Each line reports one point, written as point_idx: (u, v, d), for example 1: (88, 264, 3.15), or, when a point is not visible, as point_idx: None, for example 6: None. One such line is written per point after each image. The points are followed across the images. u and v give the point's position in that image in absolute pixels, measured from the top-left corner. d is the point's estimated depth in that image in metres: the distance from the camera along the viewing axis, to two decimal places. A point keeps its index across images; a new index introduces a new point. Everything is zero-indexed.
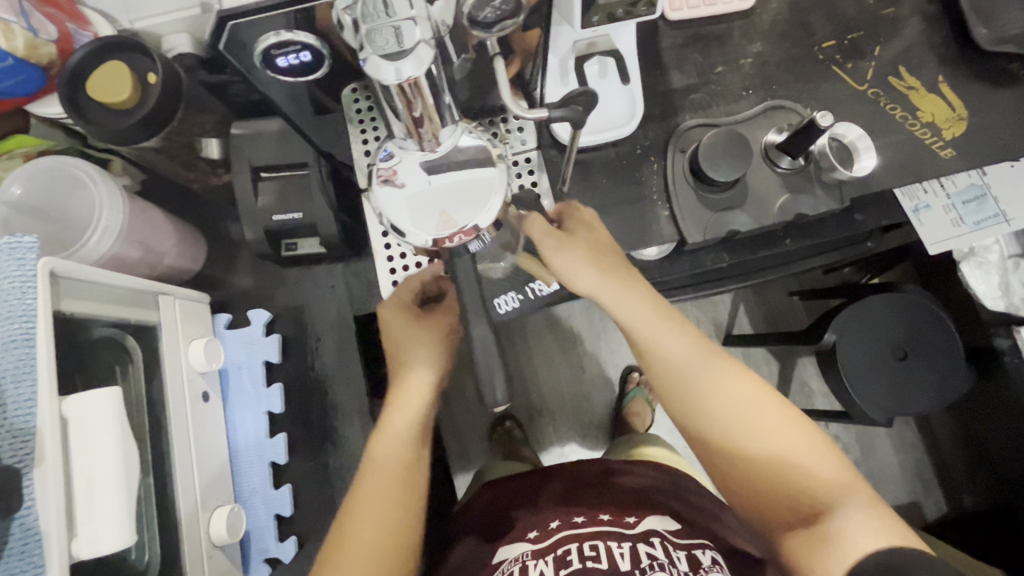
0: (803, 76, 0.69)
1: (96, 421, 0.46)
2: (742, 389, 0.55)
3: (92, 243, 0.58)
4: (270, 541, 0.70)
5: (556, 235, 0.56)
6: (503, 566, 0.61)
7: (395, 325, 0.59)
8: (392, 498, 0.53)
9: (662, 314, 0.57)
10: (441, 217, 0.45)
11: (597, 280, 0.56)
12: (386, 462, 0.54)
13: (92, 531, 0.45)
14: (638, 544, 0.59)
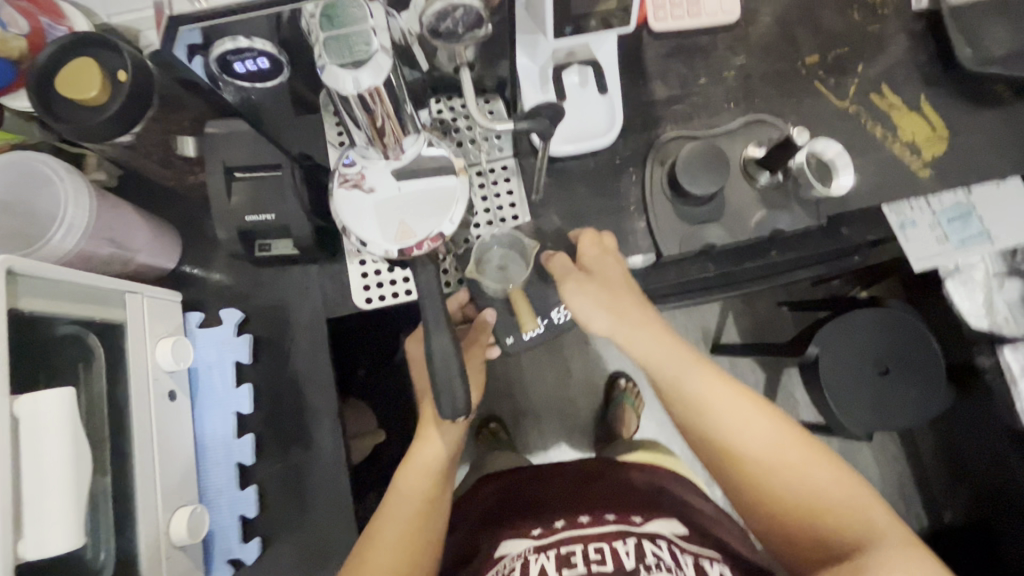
0: (787, 90, 0.69)
1: (48, 424, 0.40)
2: (767, 427, 0.58)
3: (59, 240, 0.51)
4: (234, 541, 0.61)
5: (568, 273, 0.59)
6: (504, 562, 0.61)
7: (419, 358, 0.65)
8: (410, 523, 0.57)
9: (688, 356, 0.60)
10: (401, 227, 0.46)
11: (617, 324, 0.58)
12: (413, 492, 0.59)
13: (38, 534, 0.39)
14: (644, 542, 0.58)
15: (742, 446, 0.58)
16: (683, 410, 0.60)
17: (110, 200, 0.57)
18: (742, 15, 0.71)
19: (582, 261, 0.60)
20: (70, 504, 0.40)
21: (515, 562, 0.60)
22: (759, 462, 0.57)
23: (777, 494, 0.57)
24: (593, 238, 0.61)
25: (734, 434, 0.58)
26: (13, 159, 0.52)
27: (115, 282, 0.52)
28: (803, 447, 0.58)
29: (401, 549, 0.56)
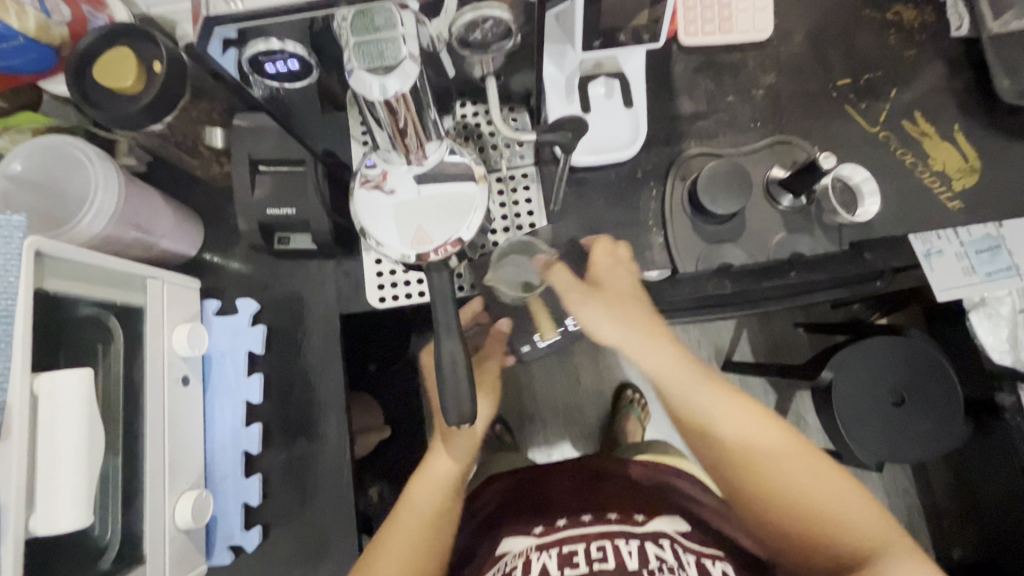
0: (816, 112, 0.68)
1: (65, 402, 0.41)
2: (770, 436, 0.61)
3: (86, 224, 0.52)
4: (235, 527, 0.62)
5: (580, 288, 0.62)
6: (505, 559, 0.60)
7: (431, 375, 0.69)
8: (420, 534, 0.59)
9: (694, 371, 0.64)
10: (417, 232, 0.46)
11: (628, 334, 0.63)
12: (423, 501, 0.61)
13: (48, 510, 0.40)
14: (647, 543, 0.56)
15: (746, 454, 0.60)
16: (688, 421, 0.64)
17: (137, 186, 0.58)
18: (775, 34, 0.70)
19: (592, 272, 0.63)
20: (81, 482, 0.41)
21: (516, 560, 0.58)
22: (762, 470, 0.59)
23: (778, 500, 0.58)
24: (608, 248, 0.63)
25: (739, 443, 0.61)
26: (50, 141, 0.53)
27: (136, 267, 0.53)
28: (803, 454, 0.60)
29: (414, 552, 0.57)
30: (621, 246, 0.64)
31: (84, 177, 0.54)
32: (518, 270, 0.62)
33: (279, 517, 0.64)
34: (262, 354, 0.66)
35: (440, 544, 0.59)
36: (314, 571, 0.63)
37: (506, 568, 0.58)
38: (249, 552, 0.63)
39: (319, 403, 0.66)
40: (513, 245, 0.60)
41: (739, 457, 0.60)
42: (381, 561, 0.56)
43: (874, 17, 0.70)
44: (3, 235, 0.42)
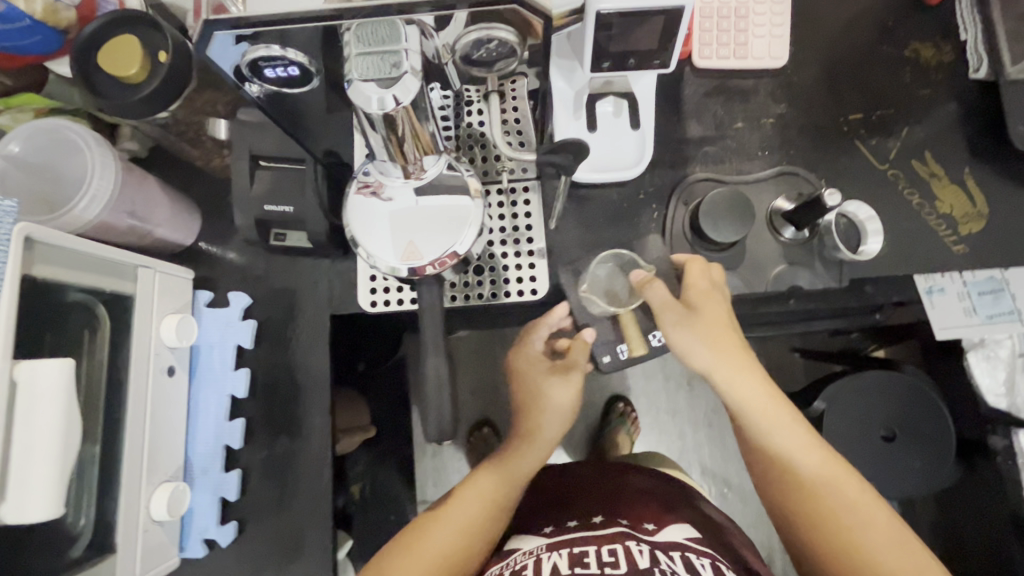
0: (825, 145, 0.67)
1: (44, 391, 0.41)
2: (845, 485, 0.57)
3: (80, 210, 0.52)
4: (210, 522, 0.62)
5: (676, 311, 0.59)
6: (514, 556, 0.60)
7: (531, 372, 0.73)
8: (468, 522, 0.61)
9: (779, 408, 0.60)
10: (407, 246, 0.46)
11: (717, 364, 0.59)
12: (491, 486, 0.65)
13: (21, 499, 0.40)
14: (658, 550, 0.56)
15: (817, 498, 0.56)
16: (766, 458, 0.60)
17: (136, 173, 0.58)
18: (789, 63, 0.69)
19: (687, 295, 0.60)
20: (55, 473, 0.41)
21: (527, 558, 0.59)
22: (829, 516, 0.56)
23: (836, 550, 0.55)
24: (705, 271, 0.61)
25: (812, 486, 0.57)
26: (53, 124, 0.53)
27: (128, 256, 0.53)
28: (875, 510, 0.56)
29: (465, 530, 0.60)
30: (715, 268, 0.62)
31: (82, 162, 0.54)
32: (619, 283, 0.63)
33: (255, 514, 0.63)
34: (251, 349, 0.65)
35: (486, 533, 0.62)
36: (287, 570, 0.63)
37: (516, 565, 0.58)
38: (223, 546, 0.62)
39: (304, 401, 0.66)
40: (606, 258, 0.63)
41: (808, 500, 0.57)
42: (433, 531, 0.60)
43: (892, 53, 0.69)
44: None
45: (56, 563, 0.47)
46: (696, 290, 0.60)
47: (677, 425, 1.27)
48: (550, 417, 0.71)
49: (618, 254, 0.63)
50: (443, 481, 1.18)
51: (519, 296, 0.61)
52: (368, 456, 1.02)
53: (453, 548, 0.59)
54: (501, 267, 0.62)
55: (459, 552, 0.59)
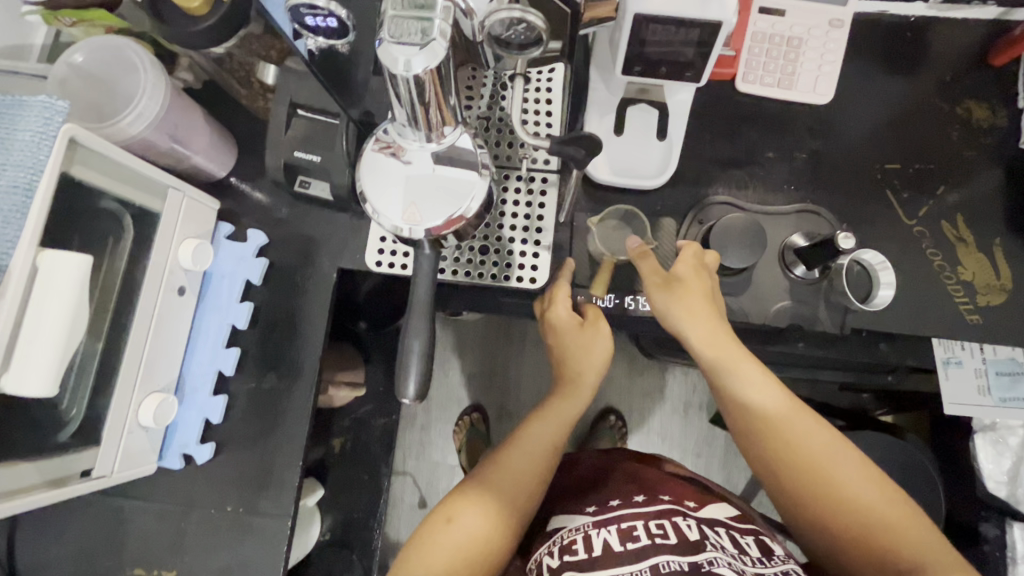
0: (854, 189, 0.66)
1: (61, 280, 0.44)
2: (826, 443, 0.57)
3: (127, 123, 0.56)
4: (191, 438, 0.65)
5: (663, 282, 0.59)
6: (562, 533, 0.68)
7: (565, 330, 0.65)
8: (495, 510, 0.61)
9: (766, 376, 0.59)
10: (410, 207, 0.47)
11: (699, 333, 0.58)
12: (534, 443, 0.66)
13: (20, 374, 0.43)
14: (704, 525, 0.63)
15: (802, 459, 0.57)
16: (754, 428, 0.59)
17: (184, 101, 0.62)
18: (834, 101, 0.68)
19: (674, 270, 0.60)
20: (55, 358, 0.44)
21: (574, 534, 0.66)
22: (814, 474, 0.56)
23: (823, 501, 0.56)
24: (695, 254, 0.60)
25: (795, 448, 0.57)
26: (114, 41, 0.56)
27: (161, 175, 0.57)
28: (854, 460, 0.57)
29: (504, 494, 0.63)
30: (709, 255, 0.61)
31: (136, 82, 0.57)
32: (622, 236, 0.65)
33: (232, 441, 0.66)
34: (259, 285, 0.68)
35: (513, 523, 0.62)
36: (254, 498, 0.65)
37: (565, 540, 0.66)
38: (199, 464, 0.65)
39: (300, 344, 0.68)
40: (614, 213, 0.66)
41: (793, 462, 0.57)
42: (472, 496, 0.62)
43: (943, 109, 0.67)
44: (44, 116, 0.44)
45: (45, 441, 0.51)
46: (683, 265, 0.60)
47: (664, 448, 1.26)
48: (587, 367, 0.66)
49: (624, 210, 0.66)
50: (424, 457, 1.21)
51: (519, 282, 0.62)
52: (355, 415, 1.05)
53: (482, 532, 0.60)
54: (507, 249, 0.63)
55: (502, 513, 0.62)
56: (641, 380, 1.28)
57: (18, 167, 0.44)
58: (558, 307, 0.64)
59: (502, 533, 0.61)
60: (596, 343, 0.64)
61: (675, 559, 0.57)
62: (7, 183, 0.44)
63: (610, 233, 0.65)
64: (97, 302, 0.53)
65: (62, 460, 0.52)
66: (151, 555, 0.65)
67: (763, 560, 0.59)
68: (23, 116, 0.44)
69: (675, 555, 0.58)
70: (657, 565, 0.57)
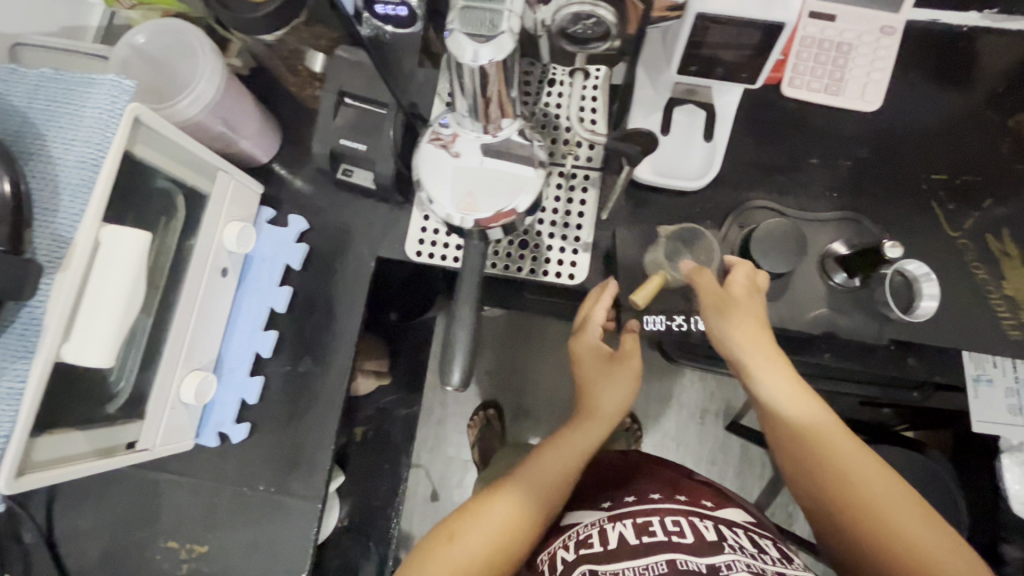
0: (899, 200, 0.65)
1: (122, 254, 0.46)
2: (866, 465, 0.57)
3: (185, 106, 0.57)
4: (228, 417, 0.66)
5: (720, 303, 0.58)
6: (578, 527, 0.68)
7: (591, 363, 0.71)
8: (503, 535, 0.61)
9: (807, 396, 0.59)
10: (466, 198, 0.47)
11: (750, 352, 0.58)
12: (549, 465, 0.67)
13: (81, 344, 0.44)
14: (721, 526, 0.63)
15: (840, 474, 0.57)
16: (798, 445, 0.59)
17: (237, 86, 0.63)
18: (882, 108, 0.67)
19: (728, 288, 0.59)
20: (114, 331, 0.45)
21: (590, 529, 0.66)
22: (851, 493, 0.56)
23: (862, 523, 0.55)
24: (749, 273, 0.60)
25: (837, 466, 0.57)
26: (177, 25, 0.57)
27: (211, 156, 0.58)
28: (897, 483, 0.56)
29: (516, 511, 0.63)
30: (762, 275, 0.60)
31: (193, 67, 0.59)
32: (680, 254, 0.63)
33: (267, 421, 0.67)
34: (298, 270, 0.69)
35: (522, 546, 0.62)
36: (283, 480, 0.66)
37: (581, 534, 0.66)
38: (234, 442, 0.66)
39: (334, 329, 0.69)
40: (679, 231, 0.64)
41: (832, 478, 0.57)
42: (490, 508, 0.62)
43: (994, 121, 0.66)
44: (112, 93, 0.45)
45: (96, 411, 0.51)
46: (737, 282, 0.59)
47: (679, 452, 1.26)
48: (607, 398, 0.69)
49: (687, 228, 0.63)
50: (439, 450, 1.21)
51: (558, 278, 0.63)
52: (378, 404, 1.06)
53: (489, 551, 0.60)
54: (543, 246, 0.63)
55: (510, 528, 0.62)
56: (659, 384, 1.28)
57: (85, 144, 0.44)
58: (587, 338, 0.68)
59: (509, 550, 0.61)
60: (622, 378, 0.70)
61: (690, 559, 0.57)
62: (74, 158, 0.44)
63: (670, 249, 0.63)
64: (150, 281, 0.54)
65: (111, 431, 0.52)
66: (184, 529, 0.66)
67: (782, 561, 0.59)
68: (93, 93, 0.45)
69: (691, 554, 0.57)
70: (673, 561, 0.57)
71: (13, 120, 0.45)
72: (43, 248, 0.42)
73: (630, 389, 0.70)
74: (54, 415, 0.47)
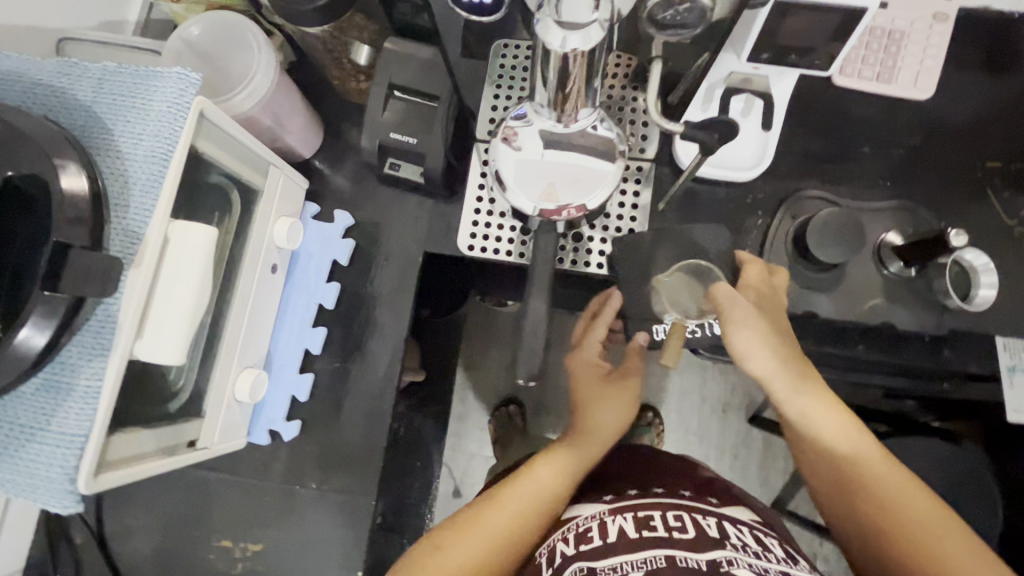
0: (952, 187, 0.65)
1: (191, 250, 0.45)
2: (903, 487, 0.53)
3: (241, 99, 0.56)
4: (279, 415, 0.65)
5: (747, 313, 0.55)
6: (576, 520, 0.59)
7: (589, 379, 0.70)
8: (484, 553, 0.55)
9: (838, 410, 0.56)
10: (547, 187, 0.46)
11: (777, 368, 0.55)
12: (546, 477, 0.62)
13: (155, 342, 0.44)
14: (725, 523, 0.54)
15: (866, 486, 0.54)
16: (826, 462, 0.57)
17: (287, 82, 0.62)
18: (935, 96, 0.66)
19: (745, 294, 0.57)
20: (185, 328, 0.45)
21: (590, 521, 0.57)
22: (887, 513, 0.52)
23: (901, 548, 0.51)
24: (762, 272, 0.59)
25: (863, 480, 0.54)
26: (232, 19, 0.58)
27: (264, 152, 0.57)
28: (928, 497, 0.52)
29: (512, 524, 0.57)
30: (780, 274, 0.60)
31: (247, 61, 0.58)
32: (691, 292, 0.61)
33: (318, 420, 0.67)
34: (344, 266, 0.69)
35: (506, 564, 0.56)
36: (334, 479, 0.66)
37: (578, 527, 0.57)
38: (285, 441, 0.66)
39: (382, 326, 0.68)
40: (684, 266, 0.62)
41: (858, 491, 0.54)
42: (488, 514, 0.57)
43: None
44: (179, 86, 0.44)
45: (159, 410, 0.51)
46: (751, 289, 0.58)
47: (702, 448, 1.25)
48: (603, 418, 0.68)
49: (691, 265, 0.62)
50: (460, 447, 1.19)
51: (597, 267, 0.65)
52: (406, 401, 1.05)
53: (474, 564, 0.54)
54: (586, 237, 0.65)
55: (503, 540, 0.56)
56: (683, 378, 1.27)
57: (155, 138, 0.43)
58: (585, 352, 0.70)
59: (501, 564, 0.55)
60: (618, 397, 0.69)
61: (688, 556, 0.48)
62: (143, 153, 0.43)
63: (675, 288, 0.62)
64: (217, 280, 0.54)
65: (173, 429, 0.52)
66: (237, 529, 0.66)
67: (789, 561, 0.50)
68: (159, 86, 0.44)
69: (691, 551, 0.49)
70: (673, 558, 0.48)
71: (78, 114, 0.44)
72: (116, 243, 0.42)
73: (629, 410, 0.69)
74: (125, 414, 0.46)
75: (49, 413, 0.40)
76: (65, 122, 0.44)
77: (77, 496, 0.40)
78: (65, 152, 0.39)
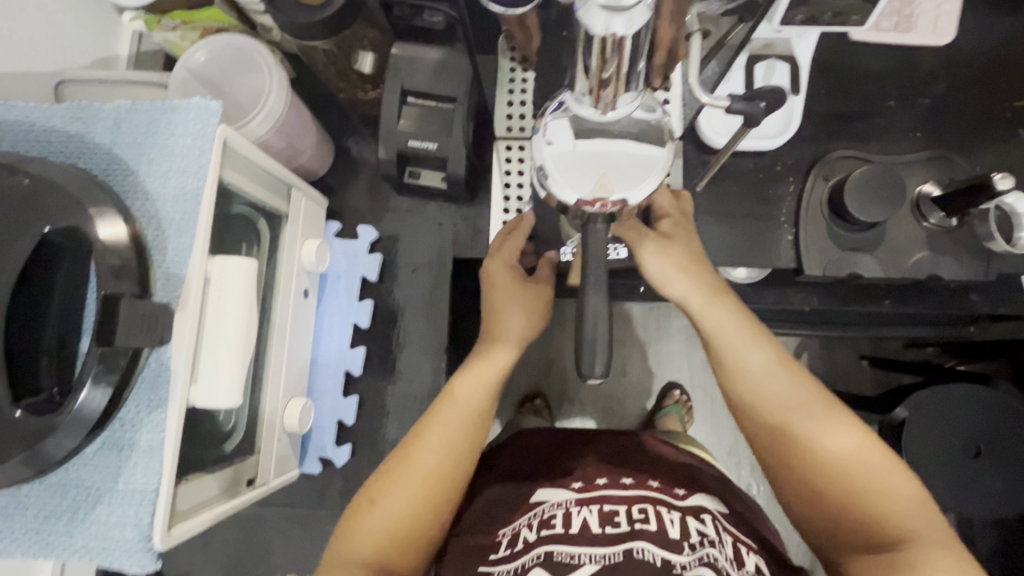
0: (983, 132, 0.64)
1: (235, 283, 0.43)
2: (802, 397, 0.48)
3: (258, 123, 0.55)
4: (328, 442, 0.65)
5: (654, 241, 0.50)
6: (542, 507, 0.54)
7: (499, 284, 0.56)
8: (423, 487, 0.47)
9: (749, 328, 0.50)
10: (599, 178, 0.42)
11: (684, 282, 0.50)
12: (468, 399, 0.50)
13: (210, 386, 0.42)
14: (688, 516, 0.50)
15: (774, 407, 0.48)
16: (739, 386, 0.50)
17: (299, 100, 0.61)
18: (955, 42, 0.65)
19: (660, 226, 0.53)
20: (237, 367, 0.43)
21: (556, 509, 0.53)
22: (787, 425, 0.47)
23: (809, 463, 0.46)
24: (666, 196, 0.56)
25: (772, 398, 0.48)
26: (240, 42, 0.58)
27: (284, 174, 0.55)
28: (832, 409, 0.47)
29: (444, 457, 0.48)
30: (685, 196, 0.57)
31: (260, 83, 0.58)
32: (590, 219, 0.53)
33: (368, 438, 0.66)
34: (374, 282, 0.69)
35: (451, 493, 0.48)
36: None
37: (541, 515, 0.52)
38: (337, 466, 0.66)
39: (421, 337, 0.67)
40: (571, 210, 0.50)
41: (770, 411, 0.48)
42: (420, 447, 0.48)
43: None
44: (200, 118, 0.42)
45: (215, 452, 0.49)
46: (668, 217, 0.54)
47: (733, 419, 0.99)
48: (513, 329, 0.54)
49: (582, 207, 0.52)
50: None
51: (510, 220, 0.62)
52: None
53: (404, 518, 0.46)
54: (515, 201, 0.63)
55: (433, 479, 0.47)
56: None
57: (184, 174, 0.41)
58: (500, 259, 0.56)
59: (432, 509, 0.47)
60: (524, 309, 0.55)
61: (649, 550, 0.46)
62: (173, 190, 0.41)
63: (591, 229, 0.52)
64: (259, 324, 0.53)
65: (232, 469, 0.50)
66: (301, 562, 0.67)
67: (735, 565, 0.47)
68: (181, 119, 0.42)
69: (652, 543, 0.46)
70: (631, 551, 0.46)
71: (99, 158, 0.42)
72: (161, 288, 0.40)
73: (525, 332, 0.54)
74: (185, 462, 0.44)
75: (116, 471, 0.38)
76: (89, 165, 0.42)
77: (154, 553, 0.39)
78: (99, 200, 0.37)
